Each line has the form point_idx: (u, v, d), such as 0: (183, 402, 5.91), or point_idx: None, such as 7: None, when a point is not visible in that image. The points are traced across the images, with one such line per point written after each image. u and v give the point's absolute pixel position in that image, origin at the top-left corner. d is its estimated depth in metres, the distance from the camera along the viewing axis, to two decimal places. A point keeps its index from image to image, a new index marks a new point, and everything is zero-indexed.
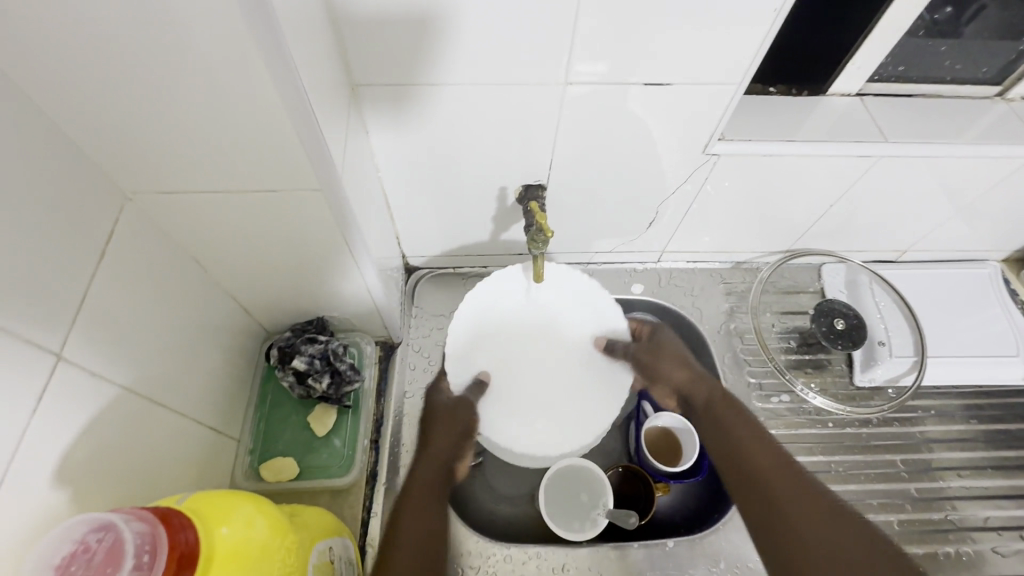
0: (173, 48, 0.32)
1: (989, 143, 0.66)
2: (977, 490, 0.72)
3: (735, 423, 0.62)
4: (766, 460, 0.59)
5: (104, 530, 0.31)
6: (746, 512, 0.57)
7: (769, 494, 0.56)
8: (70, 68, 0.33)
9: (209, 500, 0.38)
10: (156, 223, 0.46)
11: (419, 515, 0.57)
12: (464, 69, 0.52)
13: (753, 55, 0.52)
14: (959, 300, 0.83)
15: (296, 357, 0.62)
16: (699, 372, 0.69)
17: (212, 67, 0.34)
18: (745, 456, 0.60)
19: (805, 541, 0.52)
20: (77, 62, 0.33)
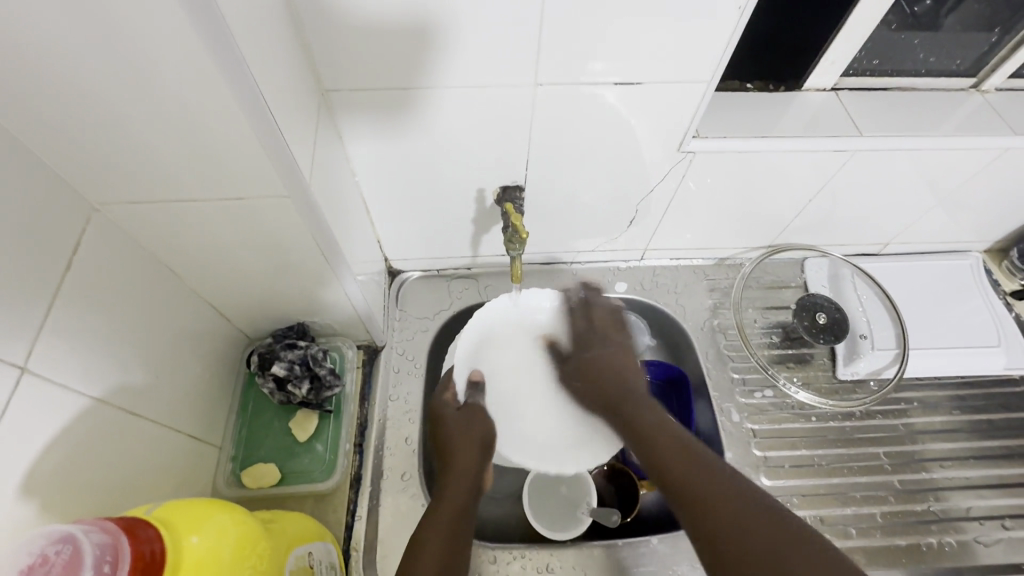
0: (127, 59, 0.33)
1: (962, 135, 0.66)
2: (961, 480, 0.72)
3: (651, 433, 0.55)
4: (681, 458, 0.51)
5: (63, 542, 0.31)
6: (669, 490, 0.50)
7: (678, 486, 0.49)
8: (28, 81, 0.33)
9: (180, 509, 0.38)
10: (125, 232, 0.46)
11: (439, 543, 0.52)
12: (432, 72, 0.52)
13: (721, 53, 0.52)
14: (941, 292, 0.83)
15: (276, 363, 0.62)
16: (619, 377, 0.62)
17: (170, 78, 0.34)
18: (659, 442, 0.54)
19: (744, 556, 0.43)
20: (33, 74, 0.33)
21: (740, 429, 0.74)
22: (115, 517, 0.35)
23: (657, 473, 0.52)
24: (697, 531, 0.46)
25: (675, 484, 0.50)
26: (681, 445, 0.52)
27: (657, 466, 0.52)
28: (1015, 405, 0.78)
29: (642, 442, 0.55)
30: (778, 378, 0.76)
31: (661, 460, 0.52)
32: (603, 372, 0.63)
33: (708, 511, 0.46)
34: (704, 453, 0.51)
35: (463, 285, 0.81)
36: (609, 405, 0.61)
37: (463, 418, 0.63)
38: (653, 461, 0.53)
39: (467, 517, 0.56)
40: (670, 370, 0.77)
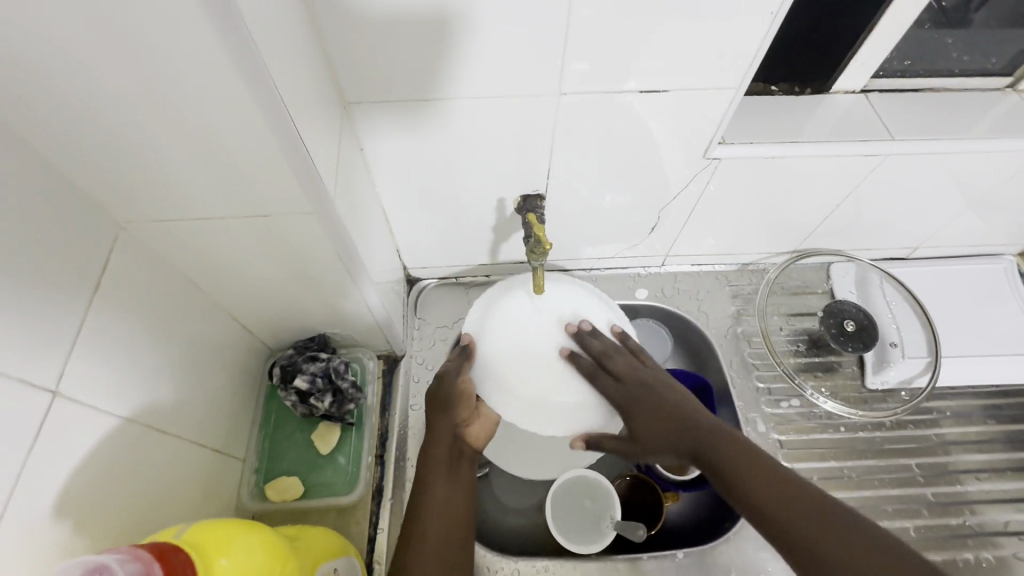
0: (157, 78, 0.32)
1: (998, 137, 0.64)
2: (997, 494, 0.70)
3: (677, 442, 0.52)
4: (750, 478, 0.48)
5: (97, 572, 0.31)
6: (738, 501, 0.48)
7: (772, 518, 0.45)
8: (59, 101, 0.33)
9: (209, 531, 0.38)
10: (152, 249, 0.46)
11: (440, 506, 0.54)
12: (456, 83, 0.51)
13: (752, 57, 0.51)
14: (972, 297, 0.81)
15: (299, 376, 0.62)
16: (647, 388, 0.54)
17: (198, 97, 0.34)
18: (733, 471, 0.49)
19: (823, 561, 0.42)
20: (64, 96, 0.33)
21: (766, 439, 0.73)
22: (144, 543, 0.35)
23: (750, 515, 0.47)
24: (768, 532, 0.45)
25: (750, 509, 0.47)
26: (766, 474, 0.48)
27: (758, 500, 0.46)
28: None
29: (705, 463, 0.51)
30: (805, 388, 0.75)
31: (733, 481, 0.48)
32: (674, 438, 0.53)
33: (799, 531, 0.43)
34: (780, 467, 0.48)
35: (482, 292, 0.81)
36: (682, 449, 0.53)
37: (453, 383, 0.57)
38: (730, 491, 0.49)
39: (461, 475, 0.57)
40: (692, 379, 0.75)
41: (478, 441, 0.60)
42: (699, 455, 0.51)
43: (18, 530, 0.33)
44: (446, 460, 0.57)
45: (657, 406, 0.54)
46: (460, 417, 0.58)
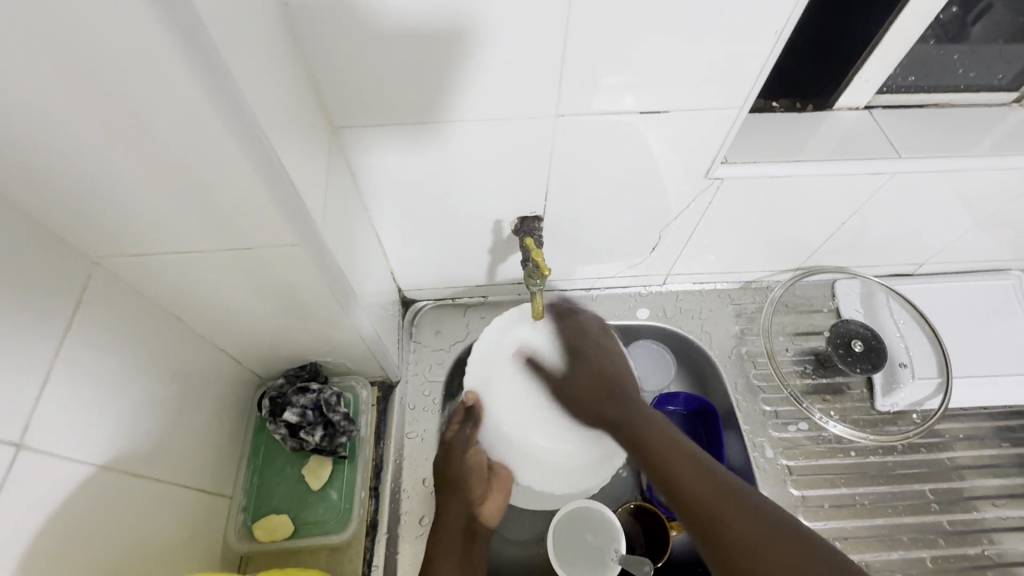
0: (127, 112, 0.30)
1: (1005, 154, 0.62)
2: (1014, 520, 0.67)
3: (650, 432, 0.59)
4: (679, 460, 0.55)
5: None
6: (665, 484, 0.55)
7: (705, 511, 0.51)
8: (21, 140, 0.31)
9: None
10: (130, 285, 0.44)
11: None
12: (451, 107, 0.50)
13: (754, 78, 0.49)
14: (982, 315, 0.79)
15: (288, 409, 0.59)
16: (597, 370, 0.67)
17: (172, 130, 0.32)
18: (670, 458, 0.56)
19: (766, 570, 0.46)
20: (27, 134, 0.30)
21: (774, 465, 0.71)
22: None
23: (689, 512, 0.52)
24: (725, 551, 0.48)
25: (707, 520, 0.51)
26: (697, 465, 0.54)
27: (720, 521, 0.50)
28: None
29: (634, 446, 0.60)
30: (812, 410, 0.72)
31: (663, 465, 0.56)
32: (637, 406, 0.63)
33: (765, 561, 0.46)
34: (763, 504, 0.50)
35: (479, 314, 0.79)
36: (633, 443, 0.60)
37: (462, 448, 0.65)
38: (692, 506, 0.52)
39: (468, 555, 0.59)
40: (697, 402, 0.72)
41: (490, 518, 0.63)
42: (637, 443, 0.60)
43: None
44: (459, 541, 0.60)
45: (621, 404, 0.64)
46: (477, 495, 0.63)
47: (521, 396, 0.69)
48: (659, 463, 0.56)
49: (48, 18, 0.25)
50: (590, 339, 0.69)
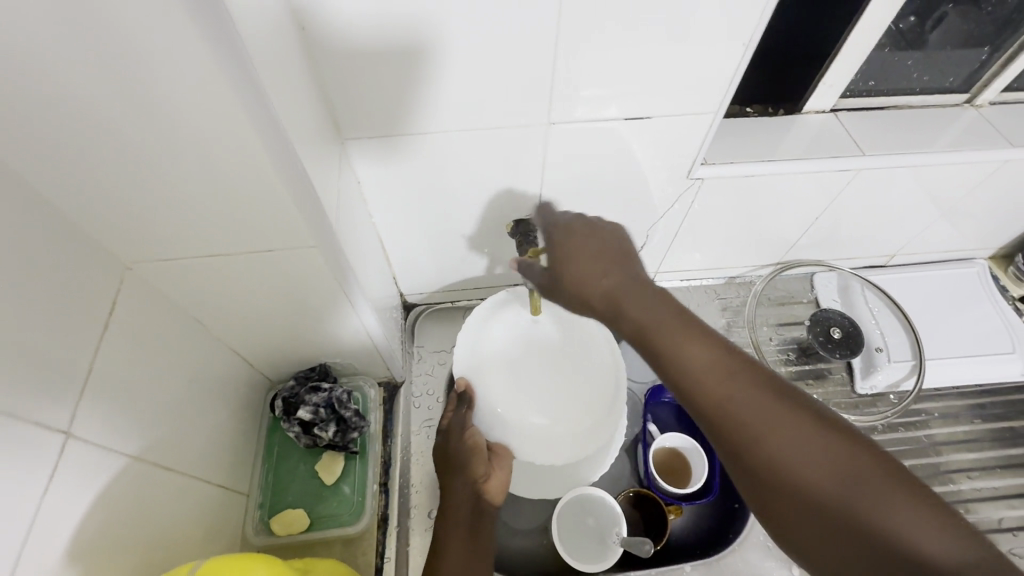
0: (169, 130, 0.34)
1: (959, 149, 0.68)
2: (989, 491, 0.72)
3: (662, 315, 0.41)
4: (688, 348, 0.39)
5: None
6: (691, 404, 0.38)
7: (756, 462, 0.35)
8: (75, 155, 0.34)
9: (225, 565, 0.38)
10: (156, 289, 0.47)
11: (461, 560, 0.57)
12: (451, 118, 0.53)
13: (726, 86, 0.54)
14: (952, 302, 0.84)
15: (301, 407, 0.62)
16: (637, 281, 0.44)
17: (208, 143, 0.35)
18: (676, 347, 0.39)
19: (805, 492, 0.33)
20: (82, 151, 0.34)
21: None
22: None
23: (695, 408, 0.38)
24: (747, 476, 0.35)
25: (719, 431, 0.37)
26: (714, 348, 0.39)
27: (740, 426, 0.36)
28: None
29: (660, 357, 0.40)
30: None
31: (673, 359, 0.39)
32: (653, 308, 0.41)
33: (798, 485, 0.33)
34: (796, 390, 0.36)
35: None
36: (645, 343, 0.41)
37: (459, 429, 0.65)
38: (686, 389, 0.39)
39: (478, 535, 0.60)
40: None
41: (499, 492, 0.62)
42: (644, 337, 0.41)
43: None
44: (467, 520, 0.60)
45: (655, 300, 0.42)
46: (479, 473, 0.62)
47: (514, 378, 0.72)
48: (682, 372, 0.38)
49: (110, 50, 0.29)
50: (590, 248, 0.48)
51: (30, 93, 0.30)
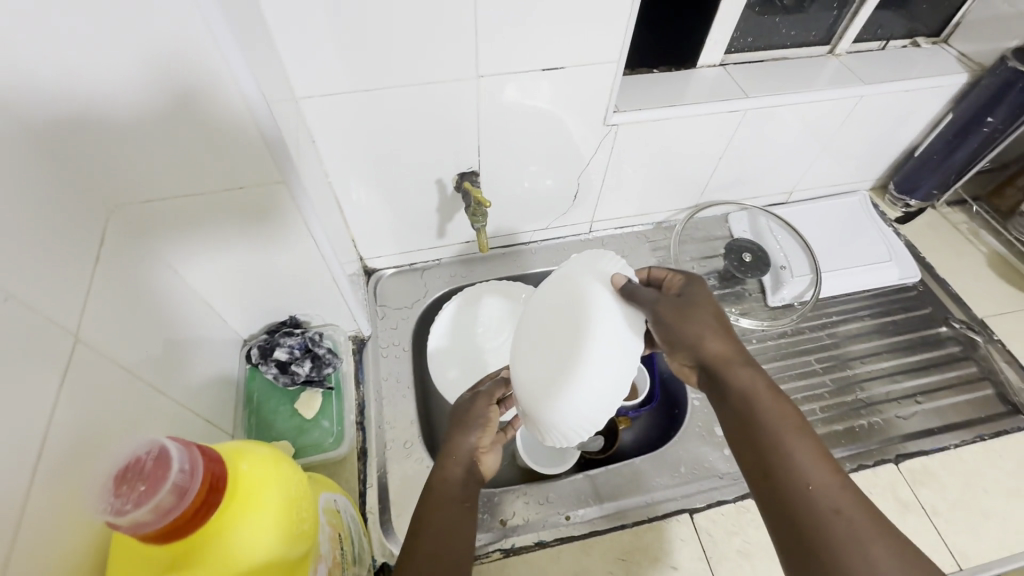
0: (157, 64, 0.41)
1: (824, 88, 0.81)
2: (877, 371, 0.84)
3: (750, 387, 0.51)
4: (755, 388, 0.51)
5: (151, 446, 0.34)
6: (753, 465, 0.47)
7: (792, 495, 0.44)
8: (77, 85, 0.40)
9: (236, 446, 0.42)
10: (140, 232, 0.53)
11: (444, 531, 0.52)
12: (392, 76, 0.61)
13: (623, 35, 0.64)
14: (842, 227, 0.98)
15: (278, 349, 0.69)
16: (742, 351, 0.53)
17: (190, 74, 0.42)
18: (753, 404, 0.49)
19: (844, 562, 0.40)
20: (86, 86, 0.41)
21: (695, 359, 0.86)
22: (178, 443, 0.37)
23: (772, 499, 0.45)
24: (790, 524, 0.43)
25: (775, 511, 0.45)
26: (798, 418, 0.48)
27: (808, 492, 0.43)
28: (912, 306, 0.91)
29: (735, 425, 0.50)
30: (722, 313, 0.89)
31: (749, 413, 0.49)
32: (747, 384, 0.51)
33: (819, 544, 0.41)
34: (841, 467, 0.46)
35: (435, 274, 0.91)
36: (714, 374, 0.53)
37: (474, 403, 0.63)
38: (767, 468, 0.46)
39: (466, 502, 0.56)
40: None
41: (485, 474, 0.61)
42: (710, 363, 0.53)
43: (70, 459, 0.38)
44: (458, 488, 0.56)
45: (729, 378, 0.52)
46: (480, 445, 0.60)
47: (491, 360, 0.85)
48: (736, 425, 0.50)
49: None
50: (707, 304, 0.56)
51: (34, 28, 0.37)
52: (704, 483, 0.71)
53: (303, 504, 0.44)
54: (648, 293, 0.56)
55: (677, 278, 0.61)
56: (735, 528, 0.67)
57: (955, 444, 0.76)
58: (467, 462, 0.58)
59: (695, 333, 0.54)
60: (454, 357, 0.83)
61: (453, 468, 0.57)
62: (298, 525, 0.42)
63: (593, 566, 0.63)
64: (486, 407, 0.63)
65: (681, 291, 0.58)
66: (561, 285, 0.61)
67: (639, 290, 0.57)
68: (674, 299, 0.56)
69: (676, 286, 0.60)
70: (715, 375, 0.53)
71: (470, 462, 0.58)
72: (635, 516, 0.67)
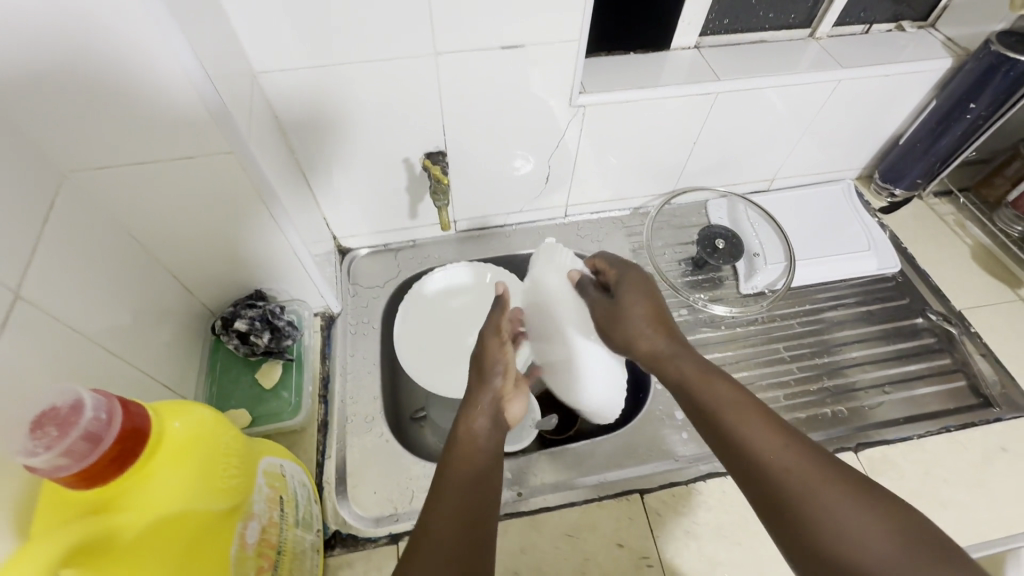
0: (95, 25, 0.41)
1: (802, 71, 0.80)
2: (848, 360, 0.84)
3: (690, 371, 0.53)
4: (695, 371, 0.53)
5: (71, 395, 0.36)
6: (711, 442, 0.50)
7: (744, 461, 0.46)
8: (17, 47, 0.41)
9: (176, 404, 0.43)
10: (95, 200, 0.53)
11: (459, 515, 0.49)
12: (349, 51, 0.61)
13: (582, 13, 0.64)
14: (824, 215, 0.97)
15: (238, 320, 0.70)
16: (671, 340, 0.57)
17: (129, 38, 0.43)
18: (694, 386, 0.52)
19: (804, 512, 0.42)
20: (24, 49, 0.41)
21: None
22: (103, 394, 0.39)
23: (733, 470, 0.47)
24: (753, 494, 0.45)
25: (743, 480, 0.46)
26: (733, 386, 0.51)
27: (762, 466, 0.45)
28: (890, 297, 0.90)
29: (689, 406, 0.52)
30: (693, 299, 0.88)
31: (694, 395, 0.52)
32: (689, 368, 0.54)
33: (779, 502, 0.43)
34: (786, 422, 0.47)
35: (408, 254, 0.92)
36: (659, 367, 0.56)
37: (492, 343, 0.65)
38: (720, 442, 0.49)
39: (486, 475, 0.53)
40: None
41: (512, 421, 0.64)
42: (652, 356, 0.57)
43: (4, 414, 0.39)
44: (486, 459, 0.55)
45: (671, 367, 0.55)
46: (501, 392, 0.62)
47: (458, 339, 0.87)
48: (689, 408, 0.52)
49: None
50: (642, 301, 0.59)
51: None
52: (658, 464, 0.71)
53: (233, 462, 0.45)
54: (592, 295, 0.62)
55: (614, 273, 0.64)
56: (685, 510, 0.67)
57: (919, 434, 0.75)
58: (492, 412, 0.59)
59: (629, 337, 0.58)
60: (426, 337, 0.86)
61: (477, 421, 0.58)
62: (224, 481, 0.43)
63: (540, 542, 0.64)
64: (500, 354, 0.63)
65: (616, 288, 0.62)
66: (529, 286, 0.67)
67: (586, 288, 0.63)
68: (607, 301, 0.61)
69: (612, 279, 0.64)
70: (659, 365, 0.56)
71: (496, 411, 0.59)
72: (585, 495, 0.68)
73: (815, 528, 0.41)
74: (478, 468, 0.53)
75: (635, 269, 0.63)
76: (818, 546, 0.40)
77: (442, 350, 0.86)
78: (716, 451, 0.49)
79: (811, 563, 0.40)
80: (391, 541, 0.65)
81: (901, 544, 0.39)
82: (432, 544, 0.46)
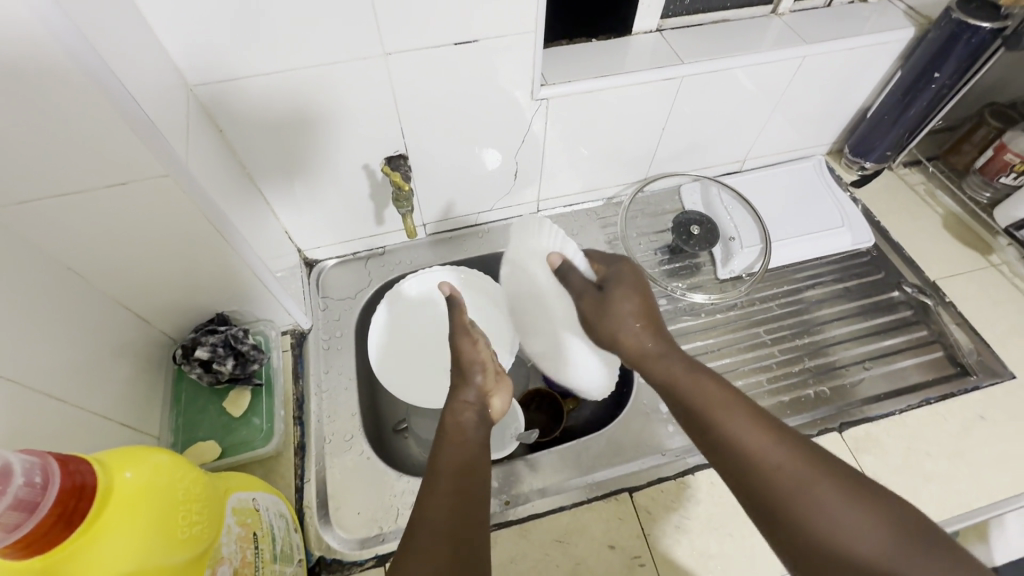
0: None
1: (766, 49, 0.78)
2: (827, 338, 0.84)
3: (674, 367, 0.52)
4: (680, 367, 0.52)
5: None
6: (699, 438, 0.48)
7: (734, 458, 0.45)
8: None
9: (127, 451, 0.40)
10: (22, 237, 0.49)
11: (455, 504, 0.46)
12: (290, 58, 0.58)
13: (534, 4, 0.61)
14: (797, 193, 0.96)
15: (199, 348, 0.66)
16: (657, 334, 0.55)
17: (31, 63, 0.39)
18: (680, 383, 0.51)
19: (799, 506, 0.40)
20: None
21: None
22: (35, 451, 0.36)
23: (723, 465, 0.46)
24: (744, 491, 0.44)
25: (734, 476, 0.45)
26: (718, 381, 0.49)
27: (753, 462, 0.43)
28: (867, 272, 0.90)
29: (674, 404, 0.51)
30: (671, 288, 0.87)
31: (678, 392, 0.51)
32: (673, 363, 0.52)
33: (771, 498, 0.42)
34: (774, 416, 0.46)
35: (378, 262, 0.89)
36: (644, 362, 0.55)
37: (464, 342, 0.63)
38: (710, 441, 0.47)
39: (476, 464, 0.51)
40: None
41: (496, 416, 0.63)
42: (636, 352, 0.55)
43: None
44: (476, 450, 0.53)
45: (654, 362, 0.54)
46: (482, 389, 0.60)
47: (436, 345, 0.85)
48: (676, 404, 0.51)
49: None
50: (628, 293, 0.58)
51: None
52: (645, 461, 0.70)
53: (195, 508, 0.42)
54: (577, 283, 0.61)
55: (601, 265, 0.63)
56: (674, 505, 0.66)
57: (900, 409, 0.75)
58: (476, 407, 0.58)
59: (614, 327, 0.56)
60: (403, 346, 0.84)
61: (465, 414, 0.57)
62: (185, 530, 0.40)
63: (530, 551, 0.63)
64: (473, 347, 0.63)
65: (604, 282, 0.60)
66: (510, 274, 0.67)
67: (571, 275, 0.62)
68: (595, 290, 0.59)
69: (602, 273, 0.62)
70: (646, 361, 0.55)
71: (482, 405, 0.59)
72: (573, 498, 0.67)
73: (811, 522, 0.40)
74: (471, 456, 0.51)
75: (624, 261, 0.62)
76: (816, 540, 0.39)
77: (420, 359, 0.84)
78: (703, 449, 0.48)
79: (806, 557, 0.39)
80: (378, 562, 0.63)
81: (889, 526, 0.38)
82: (427, 541, 0.43)
